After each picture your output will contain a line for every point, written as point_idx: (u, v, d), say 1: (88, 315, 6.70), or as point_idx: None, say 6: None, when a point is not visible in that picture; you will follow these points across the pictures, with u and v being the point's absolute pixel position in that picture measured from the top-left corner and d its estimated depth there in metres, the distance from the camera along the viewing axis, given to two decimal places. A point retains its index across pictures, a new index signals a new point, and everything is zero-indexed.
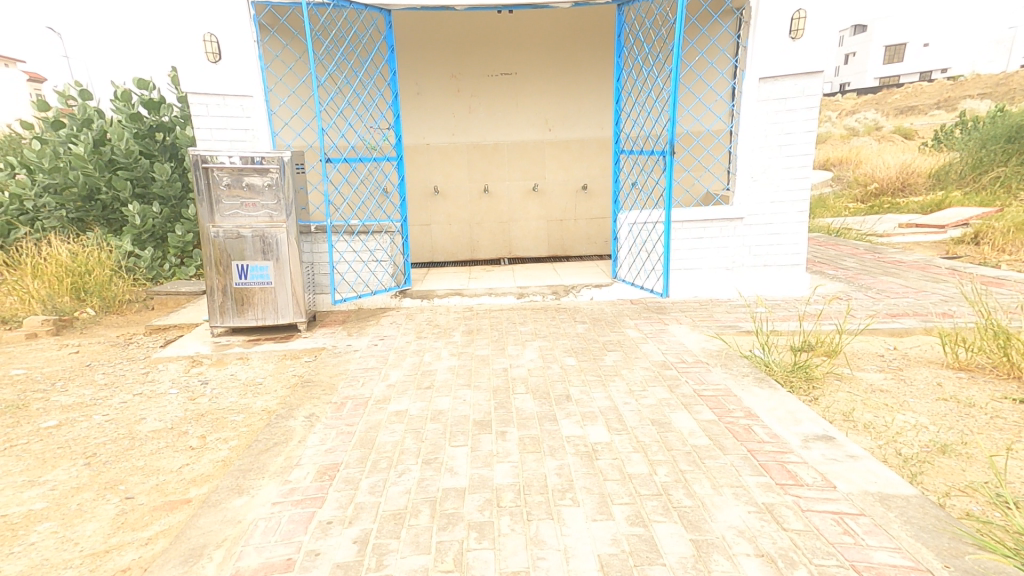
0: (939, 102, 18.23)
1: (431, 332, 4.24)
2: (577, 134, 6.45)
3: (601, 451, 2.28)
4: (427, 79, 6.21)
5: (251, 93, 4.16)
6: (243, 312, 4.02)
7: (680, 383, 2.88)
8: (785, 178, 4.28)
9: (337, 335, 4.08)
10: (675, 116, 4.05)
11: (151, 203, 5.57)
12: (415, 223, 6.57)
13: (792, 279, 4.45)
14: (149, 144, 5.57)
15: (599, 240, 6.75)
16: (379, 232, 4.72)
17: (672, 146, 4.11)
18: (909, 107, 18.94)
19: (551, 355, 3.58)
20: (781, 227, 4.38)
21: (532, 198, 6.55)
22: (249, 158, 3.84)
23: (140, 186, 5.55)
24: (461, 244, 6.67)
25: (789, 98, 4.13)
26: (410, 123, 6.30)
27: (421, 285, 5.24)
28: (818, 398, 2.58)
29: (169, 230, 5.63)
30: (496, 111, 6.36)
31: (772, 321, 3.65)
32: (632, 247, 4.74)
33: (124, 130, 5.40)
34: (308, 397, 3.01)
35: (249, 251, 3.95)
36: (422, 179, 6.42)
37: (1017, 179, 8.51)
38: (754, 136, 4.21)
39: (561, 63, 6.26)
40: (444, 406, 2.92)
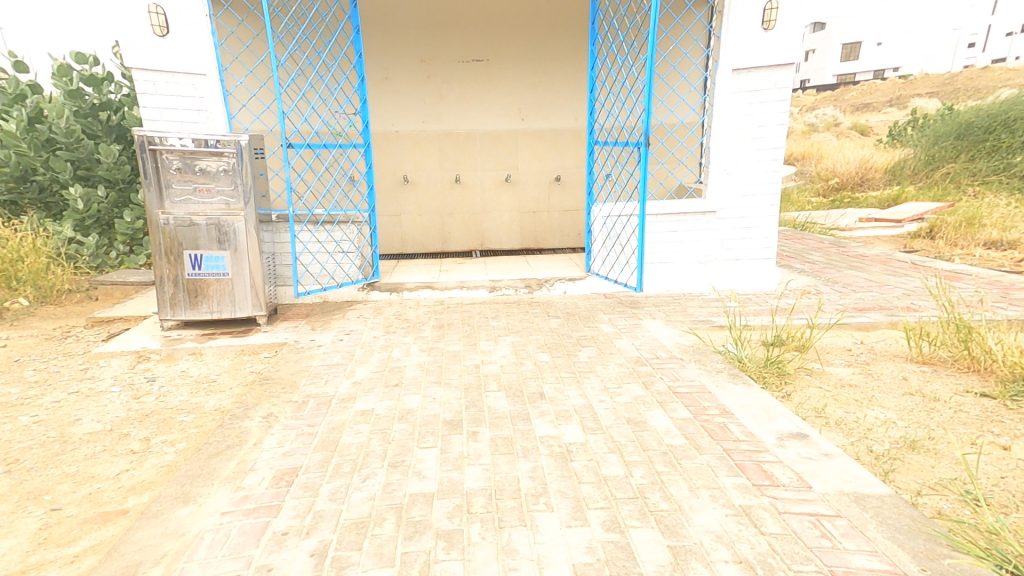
0: (890, 100, 18.92)
1: (399, 326, 4.10)
2: (551, 124, 6.34)
3: (576, 452, 2.21)
4: (396, 64, 5.98)
5: (204, 71, 3.89)
6: (196, 304, 3.79)
7: (656, 379, 2.86)
8: (757, 171, 4.29)
9: (300, 330, 3.90)
10: (651, 106, 3.98)
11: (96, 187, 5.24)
12: (384, 214, 6.36)
13: (762, 273, 4.48)
14: (92, 124, 5.20)
15: (572, 232, 6.69)
16: (346, 221, 4.54)
17: (647, 137, 4.04)
18: (862, 105, 19.68)
19: (525, 351, 3.50)
20: (752, 220, 4.40)
21: (505, 189, 6.43)
22: (202, 141, 3.58)
23: (82, 168, 5.18)
24: (432, 235, 6.50)
25: (761, 91, 4.13)
26: (379, 109, 6.07)
27: (390, 277, 5.07)
28: (790, 394, 2.58)
29: (116, 217, 5.34)
30: (468, 99, 6.19)
31: (744, 316, 3.65)
32: (606, 240, 4.69)
33: (63, 108, 5.01)
34: (265, 396, 2.85)
35: (204, 241, 3.72)
36: (391, 168, 6.20)
37: (966, 176, 8.89)
38: (727, 129, 4.20)
39: (535, 52, 6.13)
40: (413, 404, 2.79)
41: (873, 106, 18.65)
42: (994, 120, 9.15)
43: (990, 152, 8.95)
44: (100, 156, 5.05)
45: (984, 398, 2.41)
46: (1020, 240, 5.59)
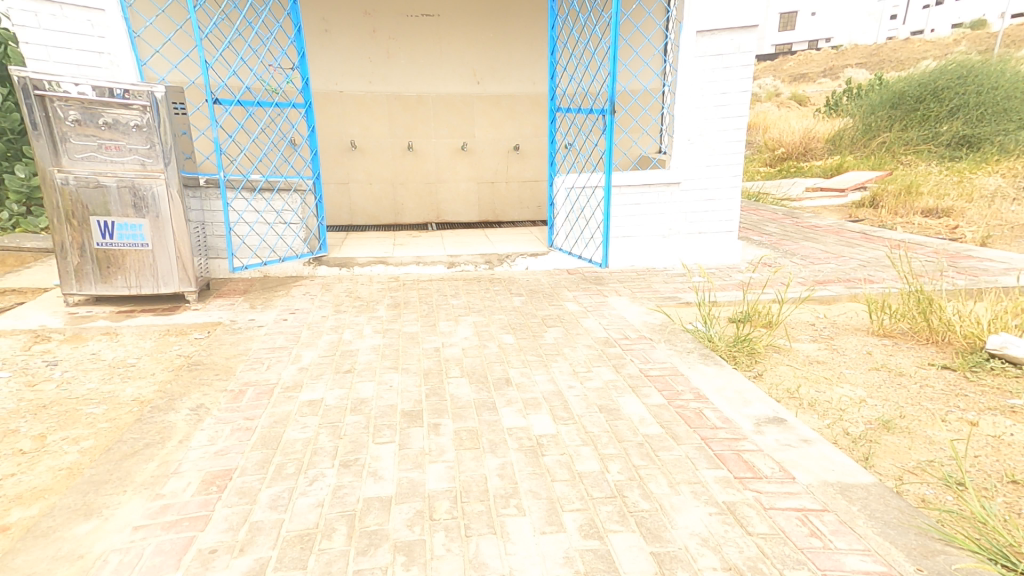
0: (827, 72, 19.55)
1: (350, 305, 3.78)
2: (508, 88, 5.98)
3: (548, 445, 2.05)
4: (337, 16, 5.42)
5: (102, 6, 3.37)
6: (108, 279, 3.32)
7: (625, 362, 2.75)
8: (720, 141, 4.16)
9: (237, 309, 3.49)
10: (616, 71, 3.73)
11: None
12: (330, 181, 5.87)
13: (726, 247, 4.41)
14: None
15: (532, 204, 6.44)
16: (286, 189, 4.12)
17: (612, 103, 3.79)
18: (800, 75, 20.32)
19: (487, 332, 3.30)
20: (715, 192, 4.28)
21: (461, 157, 6.08)
22: (106, 90, 3.05)
23: None
24: (384, 206, 6.10)
25: (725, 55, 3.96)
26: (319, 66, 5.51)
27: (339, 251, 4.68)
28: (762, 373, 2.52)
29: (6, 173, 4.68)
30: (419, 58, 5.72)
31: (713, 290, 3.58)
32: (569, 212, 4.50)
33: None
34: (195, 382, 2.49)
35: (116, 207, 3.23)
36: (337, 132, 5.71)
37: (900, 145, 9.27)
38: (690, 95, 4.02)
39: (490, 8, 5.71)
40: (367, 393, 2.51)
41: (810, 78, 19.50)
42: (924, 90, 9.49)
43: (921, 121, 9.35)
44: None
45: (946, 370, 2.40)
46: (953, 207, 5.80)
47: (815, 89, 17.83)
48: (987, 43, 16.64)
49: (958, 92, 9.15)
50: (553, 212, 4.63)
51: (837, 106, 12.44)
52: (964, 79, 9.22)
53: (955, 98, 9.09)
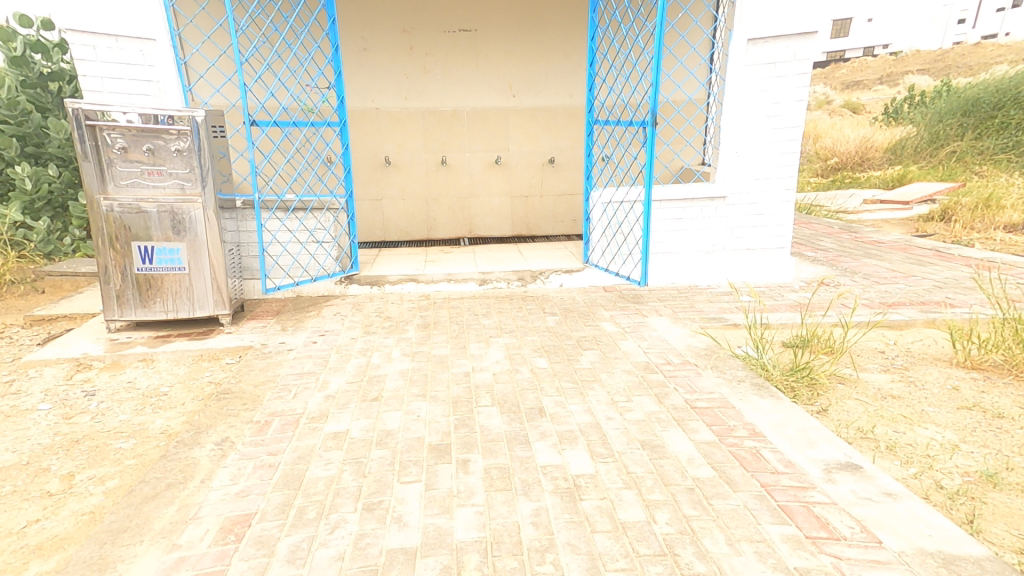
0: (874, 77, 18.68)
1: (382, 325, 3.72)
2: (544, 102, 5.89)
3: (586, 488, 1.86)
4: (375, 35, 5.47)
5: (154, 36, 3.43)
6: (147, 304, 3.35)
7: (669, 392, 2.53)
8: (771, 152, 3.93)
9: (268, 331, 3.47)
10: (658, 82, 3.57)
11: (47, 166, 4.80)
12: (364, 198, 5.89)
13: (777, 264, 4.13)
14: (41, 96, 4.74)
15: (566, 218, 6.29)
16: (319, 208, 4.09)
17: (655, 116, 3.62)
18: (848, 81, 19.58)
19: (520, 355, 3.15)
20: (765, 206, 4.05)
21: (494, 171, 6.00)
22: (151, 116, 3.10)
23: (32, 145, 4.74)
24: (416, 222, 6.07)
25: (779, 63, 3.74)
26: (357, 84, 5.57)
27: (370, 268, 4.64)
28: (826, 408, 2.25)
29: (71, 198, 4.90)
30: (455, 73, 5.71)
31: (765, 312, 3.33)
32: (606, 229, 4.33)
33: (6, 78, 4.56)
34: (222, 414, 2.44)
35: (154, 231, 3.27)
36: (372, 149, 5.73)
37: (973, 155, 8.70)
38: (740, 105, 3.82)
39: (527, 21, 5.64)
40: (394, 425, 2.39)
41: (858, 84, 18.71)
42: (1003, 96, 8.84)
43: (998, 129, 8.72)
44: (51, 131, 4.64)
45: None
46: None
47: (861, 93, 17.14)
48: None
49: None
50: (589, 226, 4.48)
51: (895, 113, 11.86)
52: None
53: None
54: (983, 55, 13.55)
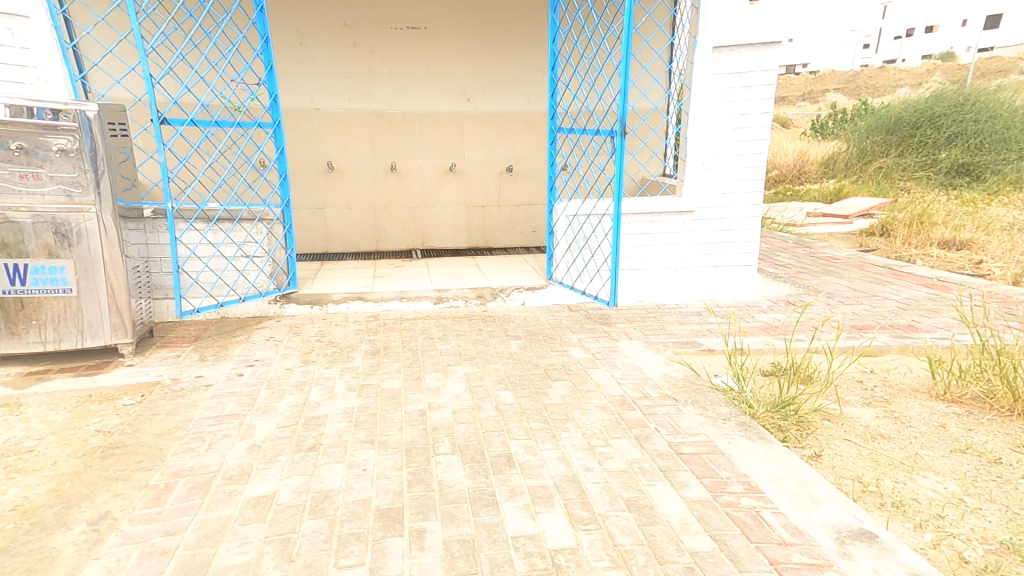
0: (804, 96, 19.48)
1: (323, 352, 3.28)
2: (500, 107, 5.61)
3: (568, 569, 1.56)
4: (314, 28, 5.02)
5: (26, 13, 2.91)
6: (17, 333, 2.76)
7: (650, 433, 2.27)
8: (738, 166, 3.78)
9: (182, 363, 2.95)
10: (627, 87, 3.35)
11: None
12: (304, 205, 5.39)
13: (744, 283, 4.00)
14: None
15: (526, 229, 6.01)
16: (250, 218, 3.66)
17: (623, 125, 3.39)
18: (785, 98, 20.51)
19: (482, 389, 2.81)
20: (732, 221, 3.90)
21: (449, 178, 5.66)
22: (21, 110, 2.56)
23: None
24: (364, 232, 5.62)
25: (744, 72, 3.60)
26: (294, 82, 5.09)
27: (310, 286, 4.17)
28: (821, 453, 2.04)
29: None
30: (402, 75, 5.32)
31: (746, 334, 3.16)
32: (570, 243, 4.10)
33: None
34: (106, 478, 1.95)
35: (31, 245, 2.70)
36: (313, 152, 5.26)
37: (898, 171, 9.14)
38: (706, 116, 3.66)
39: (481, 21, 5.35)
40: (333, 484, 1.99)
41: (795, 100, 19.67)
42: (921, 116, 9.34)
43: (918, 147, 9.23)
44: None
45: None
46: (972, 240, 5.56)
47: (795, 109, 17.98)
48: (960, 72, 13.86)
49: (955, 120, 9.05)
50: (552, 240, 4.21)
51: (822, 129, 12.47)
52: (960, 107, 9.14)
53: (952, 126, 9.01)
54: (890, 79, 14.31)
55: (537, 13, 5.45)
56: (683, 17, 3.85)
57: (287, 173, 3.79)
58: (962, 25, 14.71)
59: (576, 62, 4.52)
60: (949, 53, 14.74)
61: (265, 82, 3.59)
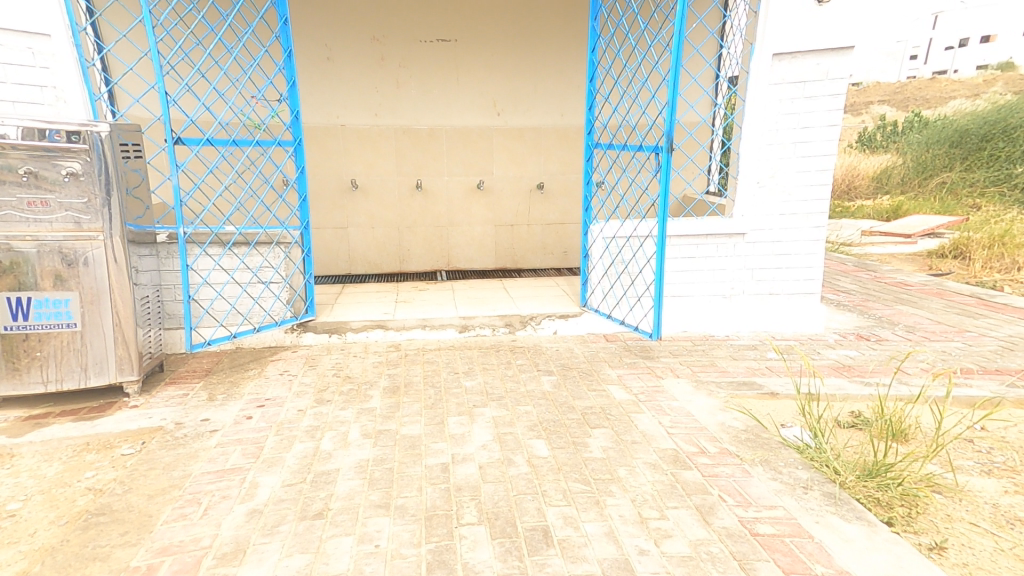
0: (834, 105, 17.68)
1: (341, 390, 3.03)
2: (531, 121, 5.36)
3: None
4: (342, 42, 4.88)
5: (48, 32, 2.79)
6: (18, 370, 2.58)
7: (714, 502, 1.89)
8: (798, 184, 3.44)
9: (189, 403, 2.73)
10: (675, 98, 3.03)
11: None
12: (326, 225, 5.21)
13: (805, 311, 3.60)
14: None
15: (556, 249, 5.70)
16: (267, 241, 3.42)
17: (669, 140, 3.07)
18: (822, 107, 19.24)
19: (512, 438, 2.48)
20: (791, 245, 3.54)
21: (476, 197, 5.42)
22: (32, 131, 2.41)
23: None
24: (387, 253, 5.41)
25: (809, 82, 3.28)
26: (320, 98, 4.95)
27: (331, 313, 3.96)
28: (945, 543, 1.66)
29: None
30: (430, 88, 5.14)
31: (823, 375, 2.73)
32: (608, 267, 3.79)
33: None
34: (83, 558, 1.71)
35: (36, 276, 2.54)
36: (337, 170, 5.10)
37: (963, 186, 8.53)
38: (762, 129, 3.35)
39: (514, 32, 5.13)
40: (341, 566, 1.70)
41: None
42: (993, 128, 8.69)
43: (988, 161, 8.55)
44: None
45: None
46: None
47: None
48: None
49: None
50: (589, 262, 3.94)
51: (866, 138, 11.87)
52: None
53: None
54: (944, 88, 10.98)
55: (572, 22, 5.21)
56: (738, 22, 3.54)
57: (309, 198, 3.59)
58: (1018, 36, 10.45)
59: (616, 74, 4.25)
60: (992, 60, 10.80)
61: (288, 103, 3.40)
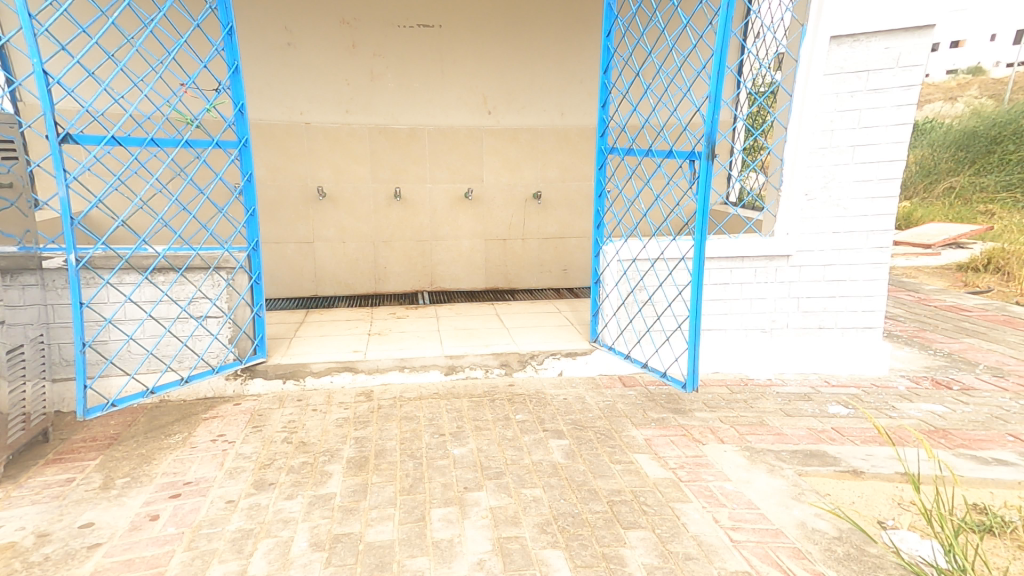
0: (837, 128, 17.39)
1: (290, 466, 2.31)
2: (525, 121, 4.73)
3: None
4: (305, 27, 4.20)
5: None
6: None
7: None
8: (857, 196, 2.84)
9: (70, 499, 2.00)
10: (718, 91, 2.40)
11: None
12: (289, 239, 4.49)
13: (864, 350, 3.00)
14: None
15: (555, 267, 5.08)
16: (202, 267, 2.77)
17: (711, 145, 2.44)
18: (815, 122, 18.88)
19: (518, 547, 1.82)
20: (846, 269, 2.94)
21: (463, 207, 4.78)
22: None
23: None
24: (360, 271, 4.72)
25: (874, 71, 2.68)
26: (280, 91, 4.26)
27: (289, 351, 3.26)
28: None
29: None
30: (411, 82, 4.48)
31: (931, 448, 2.13)
32: (624, 295, 3.17)
33: None
34: None
35: None
36: (303, 176, 4.41)
37: (974, 191, 8.15)
38: (815, 130, 2.76)
39: (505, 17, 4.47)
40: None
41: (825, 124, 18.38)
42: (1002, 129, 8.27)
43: (999, 165, 8.18)
44: None
45: None
46: None
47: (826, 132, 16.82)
48: (999, 91, 9.60)
49: None
50: (600, 286, 3.33)
51: None
52: None
53: None
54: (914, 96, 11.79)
55: (572, 5, 4.55)
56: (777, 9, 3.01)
57: (258, 209, 2.86)
58: (986, 44, 9.58)
59: (630, 69, 3.68)
60: (963, 66, 9.90)
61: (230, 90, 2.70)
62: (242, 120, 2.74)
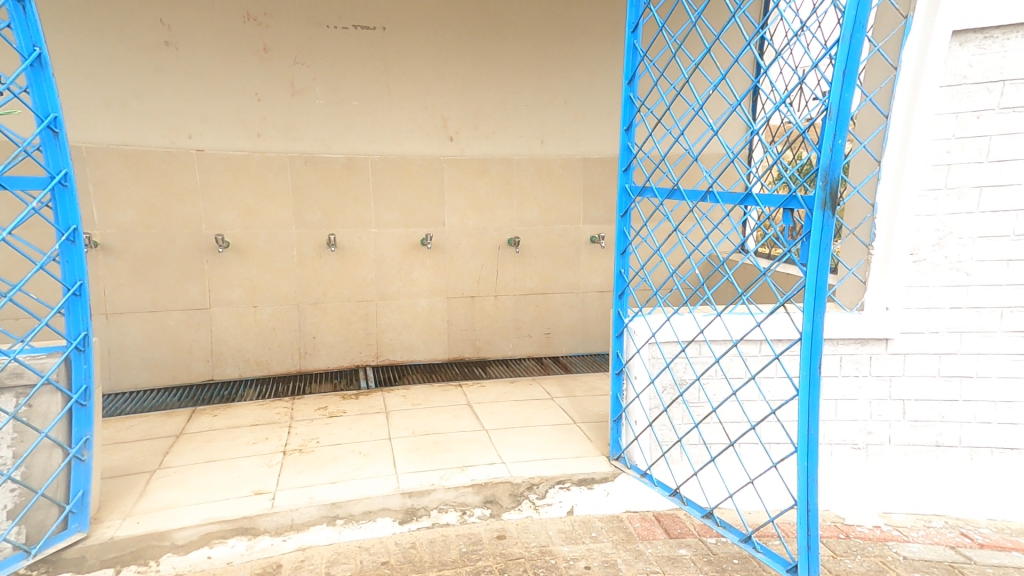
0: None
1: None
2: (497, 151, 3.80)
3: None
4: (194, 20, 3.10)
5: None
6: None
7: None
8: (984, 257, 2.03)
9: None
10: (847, 106, 1.49)
11: None
12: (173, 304, 3.29)
13: (1000, 479, 2.11)
14: None
15: (536, 331, 4.09)
16: None
17: (832, 189, 1.55)
18: None
19: None
20: (971, 360, 2.09)
21: (418, 258, 3.77)
22: None
23: None
24: (280, 344, 3.59)
25: (1010, 83, 1.93)
26: (163, 107, 3.13)
27: (145, 513, 2.01)
28: None
29: None
30: (347, 101, 3.47)
31: None
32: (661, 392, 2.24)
33: None
34: None
35: None
36: (195, 220, 3.26)
37: None
38: (925, 165, 1.99)
39: (469, 22, 3.56)
40: None
41: None
42: None
43: None
44: None
45: None
46: None
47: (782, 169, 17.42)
48: None
49: None
50: (622, 378, 2.39)
51: None
52: None
53: None
54: None
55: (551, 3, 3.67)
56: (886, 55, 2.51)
57: (88, 279, 1.85)
58: None
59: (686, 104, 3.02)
60: None
61: (28, 96, 1.72)
62: (54, 144, 1.77)
